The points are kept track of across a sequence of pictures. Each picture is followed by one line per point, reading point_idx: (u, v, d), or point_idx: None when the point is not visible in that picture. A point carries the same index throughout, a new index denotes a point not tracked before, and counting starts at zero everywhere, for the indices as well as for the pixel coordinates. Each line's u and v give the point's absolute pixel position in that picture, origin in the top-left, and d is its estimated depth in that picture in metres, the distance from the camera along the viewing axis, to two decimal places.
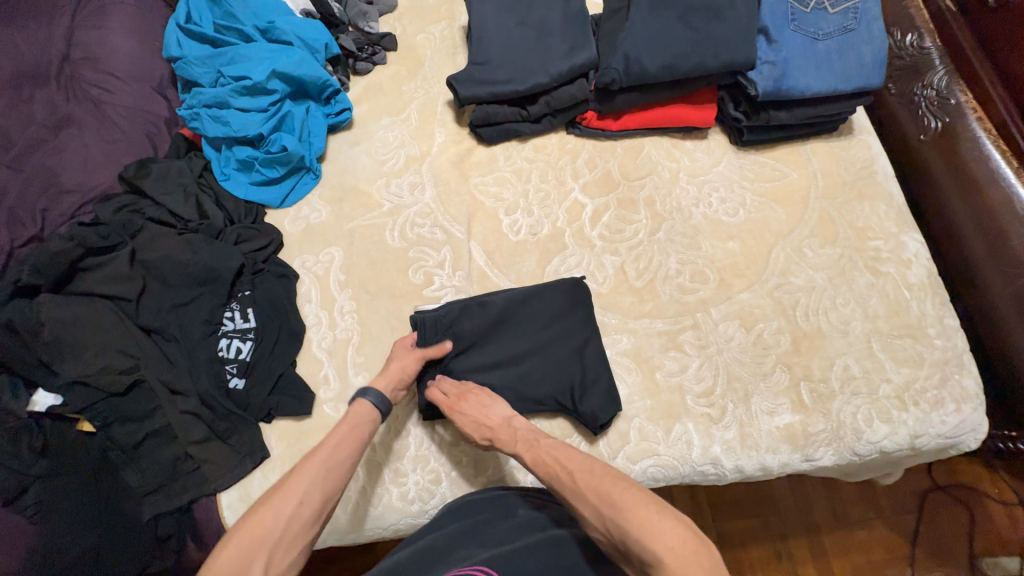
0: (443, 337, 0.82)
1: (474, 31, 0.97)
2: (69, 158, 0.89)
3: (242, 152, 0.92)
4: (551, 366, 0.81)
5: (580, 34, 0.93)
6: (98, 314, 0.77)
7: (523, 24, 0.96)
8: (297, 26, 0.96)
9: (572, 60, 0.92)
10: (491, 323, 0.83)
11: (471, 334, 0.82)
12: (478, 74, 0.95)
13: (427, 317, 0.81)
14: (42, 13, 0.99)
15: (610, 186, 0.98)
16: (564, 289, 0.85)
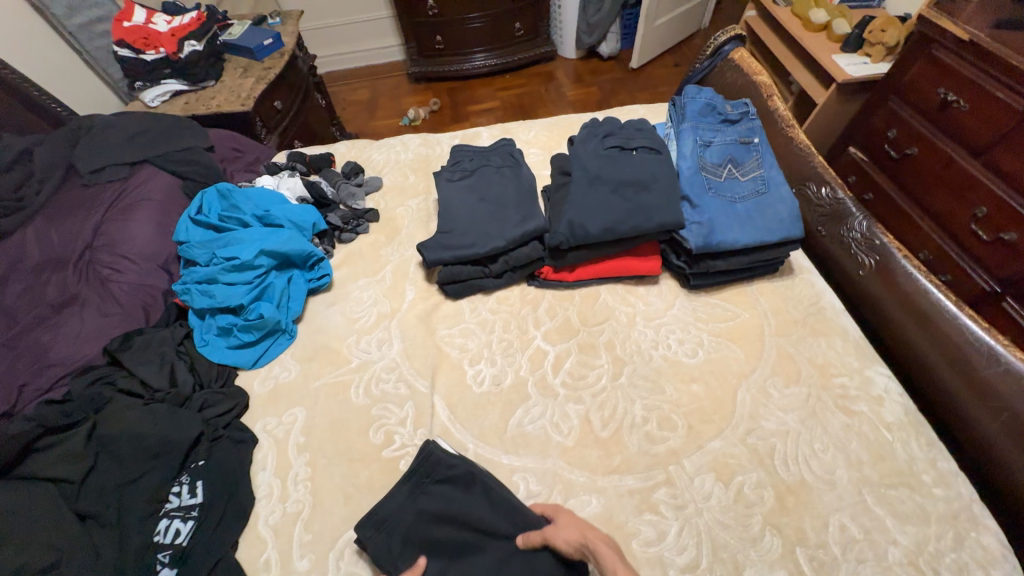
0: (427, 485, 0.79)
1: (441, 206, 1.12)
2: (63, 333, 0.97)
3: (223, 319, 0.99)
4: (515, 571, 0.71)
5: (530, 206, 1.08)
6: (31, 500, 0.73)
7: (482, 199, 1.12)
8: (289, 211, 1.13)
9: (523, 227, 1.03)
10: (474, 501, 0.77)
11: (448, 505, 0.77)
12: (444, 240, 1.06)
13: (439, 455, 0.81)
14: (78, 208, 1.17)
15: (572, 332, 1.02)
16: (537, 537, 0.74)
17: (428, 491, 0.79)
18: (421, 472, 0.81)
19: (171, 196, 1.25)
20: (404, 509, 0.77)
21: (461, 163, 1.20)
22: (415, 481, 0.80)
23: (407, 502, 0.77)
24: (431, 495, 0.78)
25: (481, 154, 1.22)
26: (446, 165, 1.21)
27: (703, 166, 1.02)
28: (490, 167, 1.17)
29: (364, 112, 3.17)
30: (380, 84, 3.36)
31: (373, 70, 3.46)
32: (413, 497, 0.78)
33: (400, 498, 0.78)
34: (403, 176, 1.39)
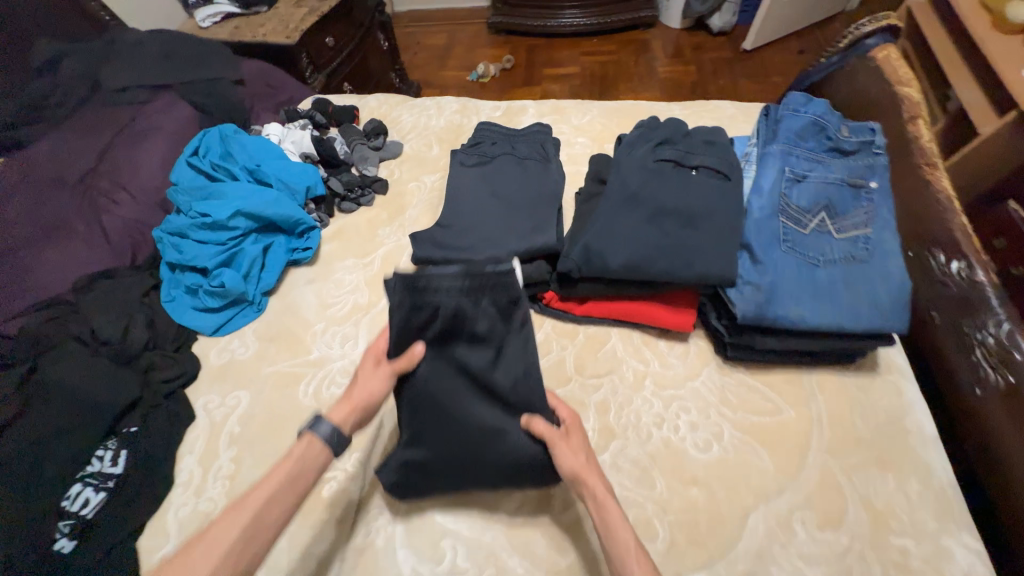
0: (483, 299, 0.68)
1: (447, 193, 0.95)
2: (44, 257, 0.93)
3: (191, 278, 0.92)
4: (494, 416, 0.69)
5: (546, 215, 0.88)
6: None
7: (496, 194, 0.93)
8: (284, 171, 1.02)
9: (530, 241, 0.84)
10: (510, 341, 0.70)
11: (483, 332, 0.69)
12: (439, 236, 0.90)
13: (515, 284, 0.68)
14: (90, 128, 1.12)
15: (561, 379, 0.84)
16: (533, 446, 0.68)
17: (479, 304, 0.68)
18: (486, 282, 0.67)
19: (184, 129, 1.18)
20: (449, 296, 0.68)
21: (481, 145, 1.02)
22: (473, 288, 0.68)
23: (455, 299, 0.67)
24: (479, 311, 0.68)
25: (510, 139, 1.03)
26: (468, 144, 1.03)
27: (784, 208, 0.76)
28: (516, 159, 0.99)
29: (435, 59, 2.98)
30: (458, 32, 3.14)
31: (455, 14, 3.23)
32: (463, 300, 0.67)
33: (454, 286, 0.67)
34: (426, 145, 1.22)
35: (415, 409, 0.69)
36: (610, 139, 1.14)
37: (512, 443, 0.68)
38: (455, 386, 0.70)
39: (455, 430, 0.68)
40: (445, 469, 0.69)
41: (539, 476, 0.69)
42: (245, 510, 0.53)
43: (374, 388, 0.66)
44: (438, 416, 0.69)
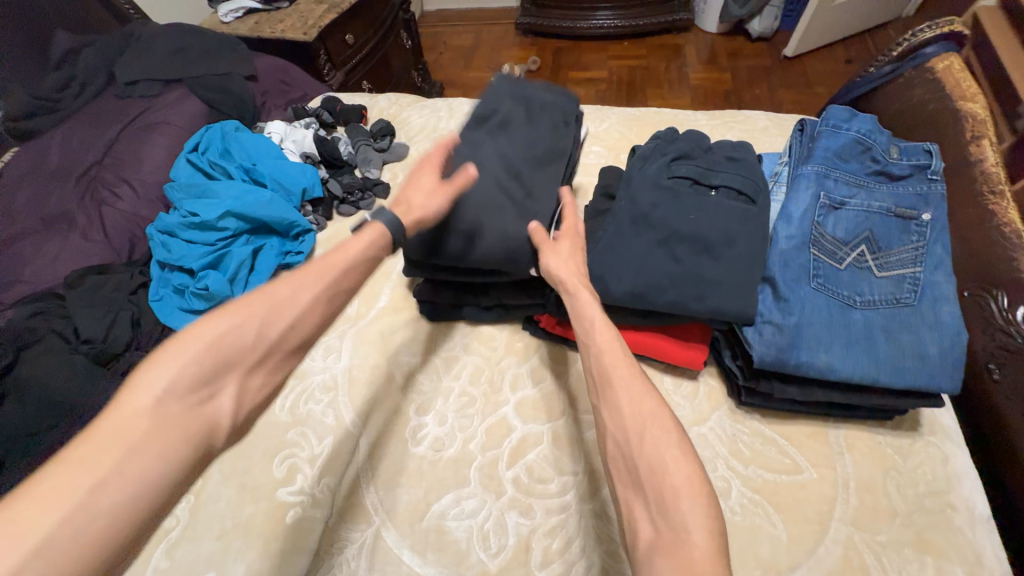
0: (539, 114, 0.86)
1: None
2: (44, 250, 0.94)
3: (179, 278, 0.90)
4: (499, 195, 0.73)
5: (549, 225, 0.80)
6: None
7: (498, 158, 0.76)
8: (282, 171, 0.99)
9: None
10: (547, 149, 0.81)
11: (531, 131, 0.82)
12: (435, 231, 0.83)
13: (566, 122, 0.87)
14: (104, 122, 1.14)
15: (552, 412, 0.77)
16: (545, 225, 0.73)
17: (535, 116, 0.85)
18: (544, 109, 0.86)
19: (192, 123, 1.17)
20: (514, 104, 0.84)
21: None
22: (532, 109, 0.86)
23: (520, 107, 0.85)
24: (534, 119, 0.84)
25: (525, 102, 0.85)
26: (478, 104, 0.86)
27: (817, 239, 0.67)
28: (527, 126, 0.82)
29: (461, 59, 2.94)
30: (486, 32, 3.10)
31: (483, 14, 3.19)
32: (528, 105, 0.85)
33: (522, 101, 0.85)
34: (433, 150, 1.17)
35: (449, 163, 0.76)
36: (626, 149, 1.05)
37: (519, 217, 0.72)
38: (488, 154, 0.77)
39: (470, 216, 0.72)
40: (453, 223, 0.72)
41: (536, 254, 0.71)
42: (321, 275, 0.56)
43: (429, 201, 0.69)
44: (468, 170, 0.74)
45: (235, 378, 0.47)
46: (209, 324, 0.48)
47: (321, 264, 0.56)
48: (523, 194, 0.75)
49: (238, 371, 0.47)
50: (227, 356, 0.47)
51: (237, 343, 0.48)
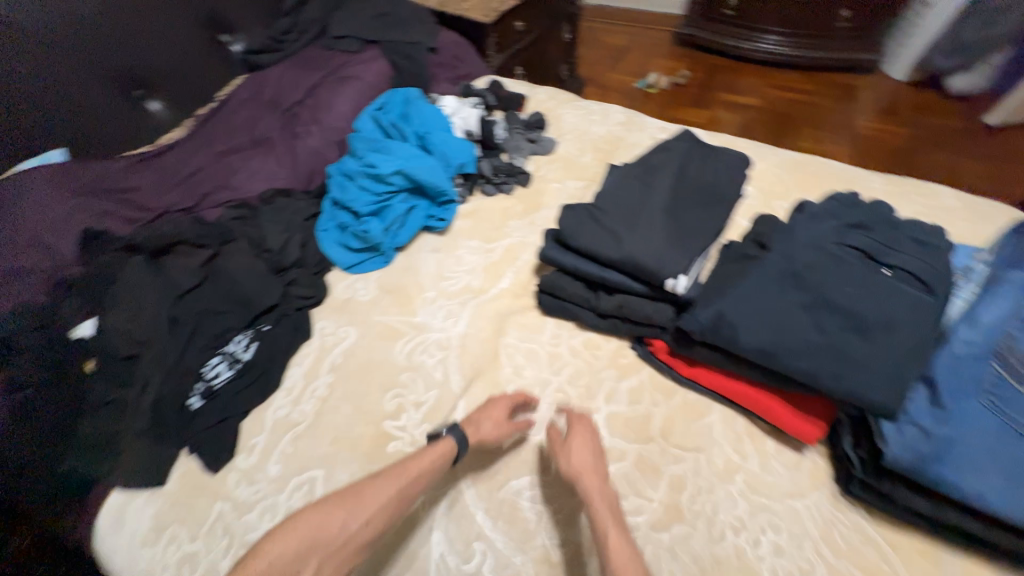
0: (705, 154, 0.93)
1: (611, 192, 0.91)
2: (248, 166, 1.14)
3: (343, 216, 1.03)
4: (647, 219, 0.84)
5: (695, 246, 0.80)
6: (148, 285, 0.89)
7: (665, 209, 0.85)
8: (446, 142, 1.08)
9: (654, 266, 0.78)
10: (707, 185, 0.87)
11: (692, 168, 0.90)
12: (583, 220, 0.88)
13: (733, 160, 0.91)
14: (310, 68, 1.32)
15: (643, 435, 0.79)
16: (684, 246, 0.80)
17: (701, 156, 0.92)
18: (711, 151, 0.93)
19: (378, 83, 1.33)
20: (680, 146, 0.95)
21: (653, 155, 0.96)
22: (698, 149, 0.94)
23: (687, 148, 0.94)
24: (698, 159, 0.92)
25: (700, 152, 0.93)
26: (653, 152, 0.96)
27: (1004, 354, 0.60)
28: (696, 174, 0.89)
29: (607, 59, 2.93)
30: (640, 36, 3.06)
31: (642, 19, 3.15)
32: (694, 147, 0.94)
33: (688, 144, 0.95)
34: (579, 151, 1.21)
35: (610, 192, 0.91)
36: (783, 195, 1.00)
37: (660, 236, 0.81)
38: (645, 188, 0.89)
39: (621, 242, 0.83)
40: (600, 234, 0.85)
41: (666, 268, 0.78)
42: (395, 477, 0.67)
43: (496, 430, 0.75)
44: (626, 201, 0.88)
45: (317, 561, 0.59)
46: (304, 519, 0.61)
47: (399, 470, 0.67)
48: (674, 221, 0.83)
49: (323, 554, 0.59)
50: (315, 545, 0.60)
51: (327, 530, 0.61)
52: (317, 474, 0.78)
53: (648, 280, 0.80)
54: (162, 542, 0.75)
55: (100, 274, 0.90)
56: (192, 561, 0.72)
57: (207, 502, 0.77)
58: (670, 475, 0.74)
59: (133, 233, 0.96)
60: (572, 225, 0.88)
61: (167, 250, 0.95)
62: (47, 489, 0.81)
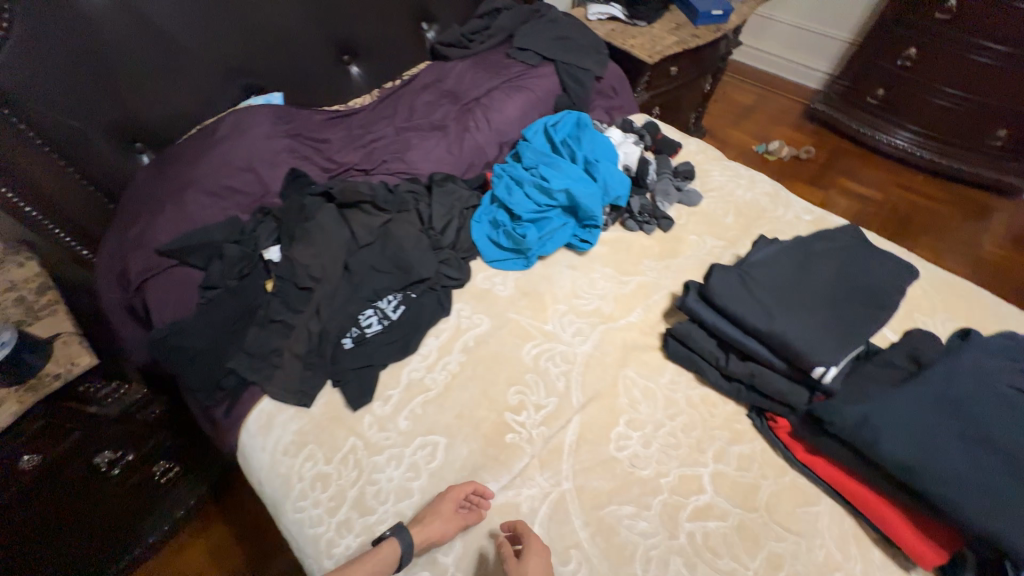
0: (868, 251, 0.95)
1: (765, 265, 0.94)
2: (422, 145, 1.26)
3: (501, 215, 1.12)
4: (797, 301, 0.88)
5: (846, 340, 0.82)
6: (333, 232, 1.00)
7: (820, 297, 0.88)
8: (610, 173, 1.14)
9: (800, 348, 0.82)
10: (868, 282, 0.89)
11: (853, 262, 0.92)
12: (732, 283, 0.92)
13: (899, 266, 0.92)
14: (491, 70, 1.44)
15: (747, 502, 0.81)
16: (834, 339, 0.82)
17: (864, 252, 0.94)
18: (875, 250, 0.95)
19: (545, 98, 1.43)
20: (842, 239, 0.97)
21: (812, 239, 0.99)
22: (859, 246, 0.96)
23: (848, 242, 0.97)
24: (862, 255, 0.94)
25: (864, 250, 0.95)
26: (813, 237, 0.99)
27: None
28: (857, 270, 0.91)
29: (730, 116, 2.92)
30: (769, 101, 3.02)
31: (776, 85, 3.11)
32: (858, 243, 0.97)
33: (852, 239, 0.98)
34: (722, 211, 1.24)
35: (764, 264, 0.95)
36: (930, 311, 1.00)
37: (810, 322, 0.85)
38: (801, 270, 0.93)
39: (769, 316, 0.86)
40: (748, 302, 0.89)
41: (813, 354, 0.81)
42: None
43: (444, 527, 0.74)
44: (778, 277, 0.92)
45: None
46: None
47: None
48: (827, 311, 0.86)
49: None
50: None
51: None
52: (440, 440, 0.86)
53: (791, 360, 0.83)
54: (300, 456, 0.85)
55: (297, 211, 1.03)
56: (323, 482, 0.82)
57: (343, 435, 0.86)
58: (767, 550, 0.77)
59: (329, 183, 1.09)
60: (721, 284, 0.92)
61: (351, 205, 1.06)
62: (209, 379, 0.93)
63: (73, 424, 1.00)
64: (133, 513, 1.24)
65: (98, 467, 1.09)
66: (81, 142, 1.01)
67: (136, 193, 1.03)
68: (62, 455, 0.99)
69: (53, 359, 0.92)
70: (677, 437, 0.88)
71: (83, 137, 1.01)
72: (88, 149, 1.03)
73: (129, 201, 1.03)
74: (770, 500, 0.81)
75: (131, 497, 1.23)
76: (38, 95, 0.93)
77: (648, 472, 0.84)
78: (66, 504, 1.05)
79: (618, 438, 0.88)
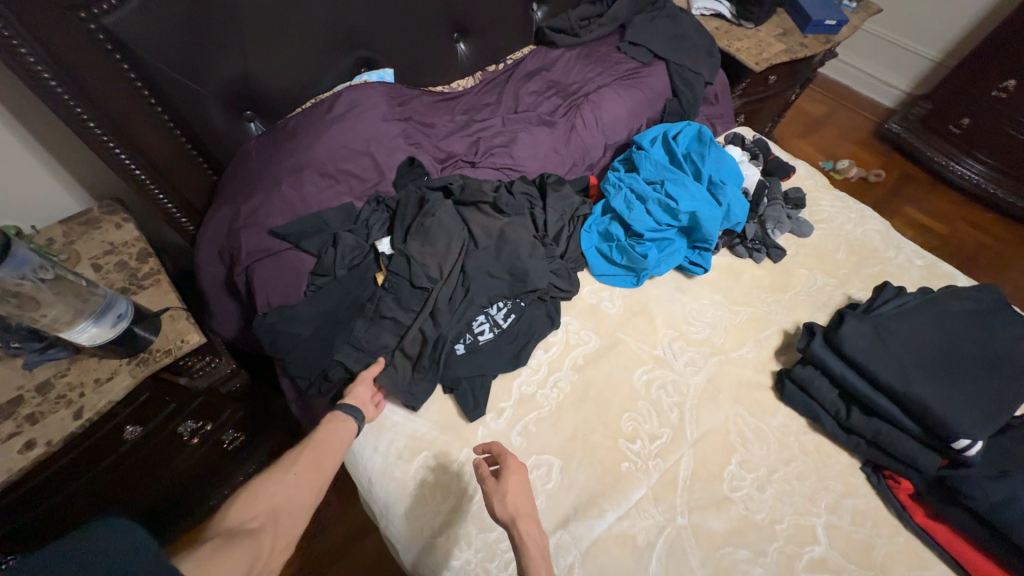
0: (1008, 316, 0.92)
1: (900, 319, 0.92)
2: (529, 139, 1.19)
3: (615, 228, 1.08)
4: (934, 363, 0.86)
5: (989, 411, 0.81)
6: (452, 231, 0.98)
7: (958, 362, 0.86)
8: (732, 198, 1.10)
9: (946, 416, 0.79)
10: (1008, 352, 0.87)
11: (992, 328, 0.90)
12: (866, 333, 0.89)
13: None
14: (600, 66, 1.36)
15: (863, 560, 0.80)
16: (977, 410, 0.80)
17: (1003, 318, 0.92)
18: (1014, 316, 0.92)
19: (654, 101, 1.35)
20: (978, 300, 0.95)
21: (945, 296, 0.96)
22: (996, 309, 0.93)
23: (987, 304, 0.94)
24: (1001, 320, 0.91)
25: (1004, 315, 0.92)
26: (945, 294, 0.96)
27: None
28: (996, 337, 0.89)
29: (799, 124, 2.77)
30: (840, 112, 2.85)
31: (851, 96, 2.93)
32: (997, 307, 0.94)
33: (991, 301, 0.94)
34: (833, 246, 1.19)
35: (895, 317, 0.92)
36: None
37: (949, 387, 0.83)
38: (935, 329, 0.90)
39: (907, 375, 0.84)
40: (882, 356, 0.87)
41: (958, 422, 0.79)
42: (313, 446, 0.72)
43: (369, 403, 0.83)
44: (913, 335, 0.89)
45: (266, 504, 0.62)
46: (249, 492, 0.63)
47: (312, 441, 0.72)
48: (967, 378, 0.84)
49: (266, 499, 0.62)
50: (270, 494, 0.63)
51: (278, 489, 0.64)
52: (554, 461, 0.85)
53: (928, 425, 0.81)
54: (413, 465, 0.84)
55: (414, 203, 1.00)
56: (439, 492, 0.82)
57: (457, 444, 0.85)
58: None
59: (445, 177, 1.06)
60: (854, 333, 0.89)
61: (467, 202, 1.03)
62: (314, 369, 0.90)
63: (168, 396, 0.96)
64: (205, 476, 1.17)
65: (181, 436, 1.04)
66: (196, 107, 0.95)
67: (250, 167, 0.99)
68: (157, 425, 0.96)
69: (162, 333, 0.89)
70: (789, 483, 0.87)
71: (197, 104, 0.95)
72: (200, 116, 0.97)
73: (242, 173, 0.99)
74: (886, 561, 0.80)
75: (204, 465, 1.15)
76: (160, 55, 0.85)
77: (761, 518, 0.83)
78: (150, 466, 1.00)
79: (731, 479, 0.87)
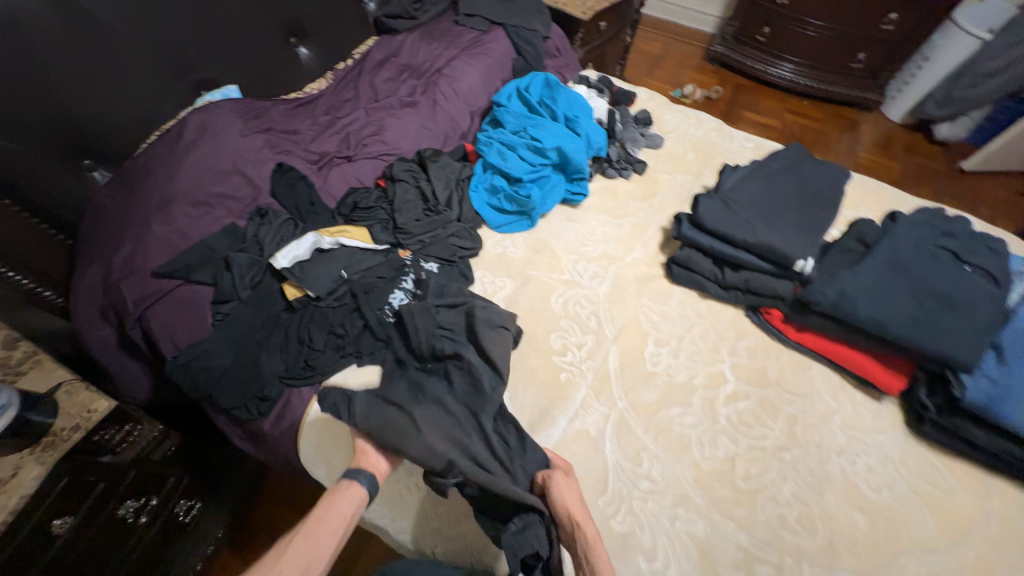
0: (813, 163, 1.16)
1: (738, 188, 1.12)
2: (398, 122, 1.23)
3: (498, 180, 1.18)
4: (772, 213, 1.06)
5: (814, 235, 1.02)
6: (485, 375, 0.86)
7: (787, 208, 1.07)
8: (589, 128, 1.25)
9: (787, 249, 0.99)
10: (820, 188, 1.10)
11: (806, 175, 1.13)
12: (716, 206, 1.07)
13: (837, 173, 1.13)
14: (445, 41, 1.43)
15: (761, 381, 0.99)
16: (806, 237, 1.01)
17: (810, 165, 1.16)
18: (816, 161, 1.16)
19: (503, 62, 1.45)
20: (790, 157, 1.18)
21: (769, 161, 1.18)
22: (802, 162, 1.16)
23: (796, 158, 1.18)
24: (809, 167, 1.15)
25: (809, 163, 1.16)
26: (768, 159, 1.19)
27: None
28: (809, 181, 1.12)
29: (644, 64, 3.07)
30: (674, 46, 3.20)
31: (678, 30, 3.30)
32: (805, 159, 1.17)
33: (798, 155, 1.18)
34: (683, 149, 1.39)
35: (737, 187, 1.12)
36: (868, 202, 1.19)
37: (785, 227, 1.03)
38: (765, 187, 1.11)
39: (754, 227, 1.03)
40: (735, 219, 1.04)
41: (795, 249, 0.99)
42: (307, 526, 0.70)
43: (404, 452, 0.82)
44: (751, 197, 1.09)
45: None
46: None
47: (312, 518, 0.71)
48: (796, 217, 1.05)
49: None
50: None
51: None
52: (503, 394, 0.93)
53: (777, 260, 1.01)
54: None
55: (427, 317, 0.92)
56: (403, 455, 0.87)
57: None
58: (784, 412, 0.95)
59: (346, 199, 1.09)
60: (711, 208, 1.07)
61: (490, 327, 0.92)
62: (246, 393, 0.88)
63: (92, 477, 0.87)
64: (158, 562, 1.07)
65: (124, 520, 0.96)
66: (25, 167, 0.87)
67: (110, 216, 0.93)
68: (90, 511, 0.87)
69: (62, 412, 0.85)
70: (696, 345, 1.03)
71: (23, 165, 0.87)
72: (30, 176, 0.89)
73: (102, 225, 0.93)
74: (778, 376, 0.99)
75: (156, 549, 1.06)
76: None
77: (682, 379, 0.98)
78: (95, 561, 0.90)
79: (650, 357, 1.01)
